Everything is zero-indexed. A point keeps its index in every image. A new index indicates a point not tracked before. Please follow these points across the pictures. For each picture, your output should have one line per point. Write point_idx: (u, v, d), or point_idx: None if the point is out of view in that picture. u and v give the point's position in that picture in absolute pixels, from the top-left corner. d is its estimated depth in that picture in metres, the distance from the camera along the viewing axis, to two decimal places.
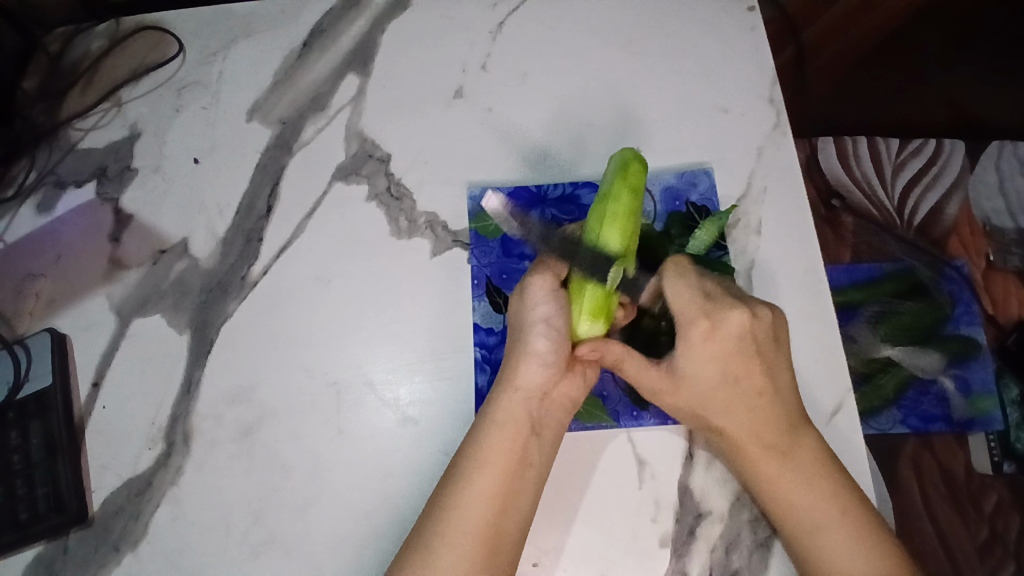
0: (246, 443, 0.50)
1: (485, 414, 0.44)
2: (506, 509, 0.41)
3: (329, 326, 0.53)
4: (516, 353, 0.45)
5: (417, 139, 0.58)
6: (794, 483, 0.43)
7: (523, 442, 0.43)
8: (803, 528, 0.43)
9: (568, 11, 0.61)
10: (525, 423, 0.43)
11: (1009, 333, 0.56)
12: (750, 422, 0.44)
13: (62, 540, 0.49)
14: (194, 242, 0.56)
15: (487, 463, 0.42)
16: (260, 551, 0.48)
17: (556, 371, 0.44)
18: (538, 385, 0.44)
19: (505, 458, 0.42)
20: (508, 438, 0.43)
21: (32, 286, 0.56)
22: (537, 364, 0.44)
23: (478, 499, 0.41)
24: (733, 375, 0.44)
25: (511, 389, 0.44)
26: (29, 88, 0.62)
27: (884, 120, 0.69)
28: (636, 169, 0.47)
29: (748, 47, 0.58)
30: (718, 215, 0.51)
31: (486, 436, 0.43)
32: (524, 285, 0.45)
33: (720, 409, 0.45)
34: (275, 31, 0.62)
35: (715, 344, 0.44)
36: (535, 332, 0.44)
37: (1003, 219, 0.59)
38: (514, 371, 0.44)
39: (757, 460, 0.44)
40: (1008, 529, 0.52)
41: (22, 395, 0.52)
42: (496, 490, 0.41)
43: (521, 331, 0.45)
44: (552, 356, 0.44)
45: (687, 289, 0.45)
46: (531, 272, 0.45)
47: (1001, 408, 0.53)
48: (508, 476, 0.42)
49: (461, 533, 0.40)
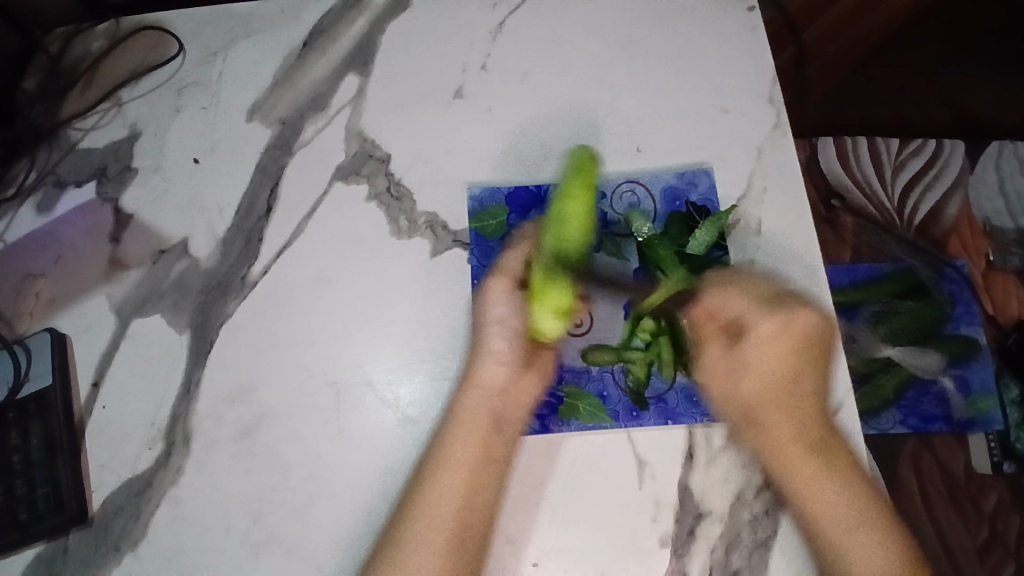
0: (246, 443, 0.50)
1: (452, 414, 0.49)
2: (472, 502, 0.45)
3: (329, 327, 0.53)
4: (476, 354, 0.50)
5: (417, 139, 0.58)
6: (826, 486, 0.45)
7: (483, 437, 0.47)
8: (831, 525, 0.44)
9: (568, 11, 0.61)
10: (485, 421, 0.47)
11: (1008, 333, 0.56)
12: (788, 429, 0.47)
13: (62, 539, 0.49)
14: (194, 242, 0.56)
15: (453, 459, 0.46)
16: (260, 551, 0.48)
17: (512, 370, 0.49)
18: (496, 385, 0.48)
19: (468, 454, 0.46)
20: (473, 435, 0.47)
21: (33, 285, 0.56)
22: (495, 364, 0.49)
23: (445, 492, 0.45)
24: (795, 377, 0.48)
25: (472, 389, 0.49)
26: (29, 88, 0.62)
27: (884, 120, 0.69)
28: (589, 169, 0.52)
29: (748, 47, 0.58)
30: (718, 215, 0.52)
31: (453, 434, 0.47)
32: (484, 287, 0.51)
33: (764, 401, 0.48)
34: (275, 31, 0.62)
35: (783, 340, 0.48)
36: (490, 334, 0.50)
37: (1003, 219, 0.59)
38: (474, 370, 0.49)
39: (795, 465, 0.46)
40: (1008, 528, 0.52)
41: (22, 395, 0.52)
42: (462, 483, 0.45)
43: (481, 331, 0.50)
44: (506, 357, 0.49)
45: (749, 291, 0.50)
46: (490, 277, 0.51)
47: (1001, 408, 0.53)
48: (473, 470, 0.46)
49: (429, 523, 0.44)
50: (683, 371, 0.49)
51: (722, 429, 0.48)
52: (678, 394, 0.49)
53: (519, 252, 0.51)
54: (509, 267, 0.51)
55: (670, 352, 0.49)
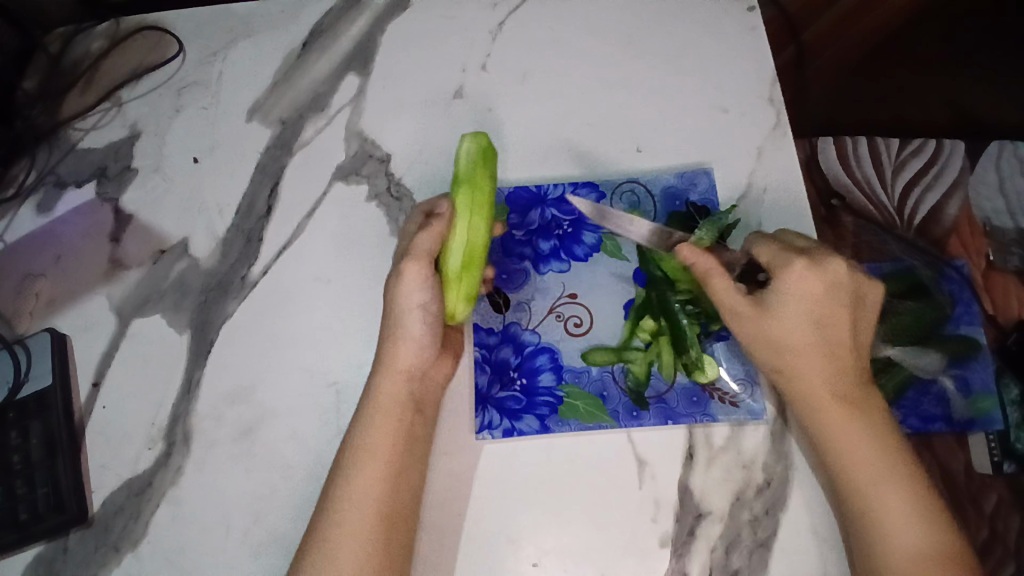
0: (246, 443, 0.50)
1: (367, 399, 0.46)
2: (398, 484, 0.43)
3: (329, 326, 0.53)
4: (392, 337, 0.47)
5: (417, 139, 0.58)
6: (858, 444, 0.42)
7: (407, 421, 0.45)
8: (863, 483, 0.42)
9: (568, 11, 0.61)
10: (402, 402, 0.45)
11: (1009, 333, 0.56)
12: (817, 379, 0.44)
13: (62, 539, 0.49)
14: (194, 242, 0.56)
15: (372, 443, 0.44)
16: (260, 551, 0.48)
17: (429, 353, 0.47)
18: (409, 368, 0.46)
19: (387, 437, 0.44)
20: (392, 417, 0.45)
21: (33, 285, 0.56)
22: (410, 345, 0.46)
23: (367, 477, 0.42)
24: (823, 320, 0.44)
25: (389, 373, 0.46)
26: (29, 88, 0.62)
27: (884, 120, 0.69)
28: (490, 156, 0.50)
29: (747, 46, 0.58)
30: (718, 216, 0.51)
31: (371, 418, 0.45)
32: (401, 272, 0.46)
33: (796, 352, 0.44)
34: (275, 31, 0.62)
35: (815, 287, 0.44)
36: (399, 313, 0.47)
37: (1004, 219, 0.59)
38: (392, 354, 0.46)
39: (825, 422, 0.43)
40: (1008, 529, 0.51)
41: (22, 395, 0.52)
42: (386, 465, 0.43)
43: (395, 315, 0.47)
44: (417, 336, 0.46)
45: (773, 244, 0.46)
46: (407, 259, 0.46)
47: (1001, 408, 0.53)
48: (396, 453, 0.44)
49: (358, 509, 0.41)
50: (684, 371, 0.49)
51: (723, 429, 0.48)
52: (679, 394, 0.49)
53: (432, 233, 0.47)
54: (427, 253, 0.47)
55: (670, 352, 0.50)
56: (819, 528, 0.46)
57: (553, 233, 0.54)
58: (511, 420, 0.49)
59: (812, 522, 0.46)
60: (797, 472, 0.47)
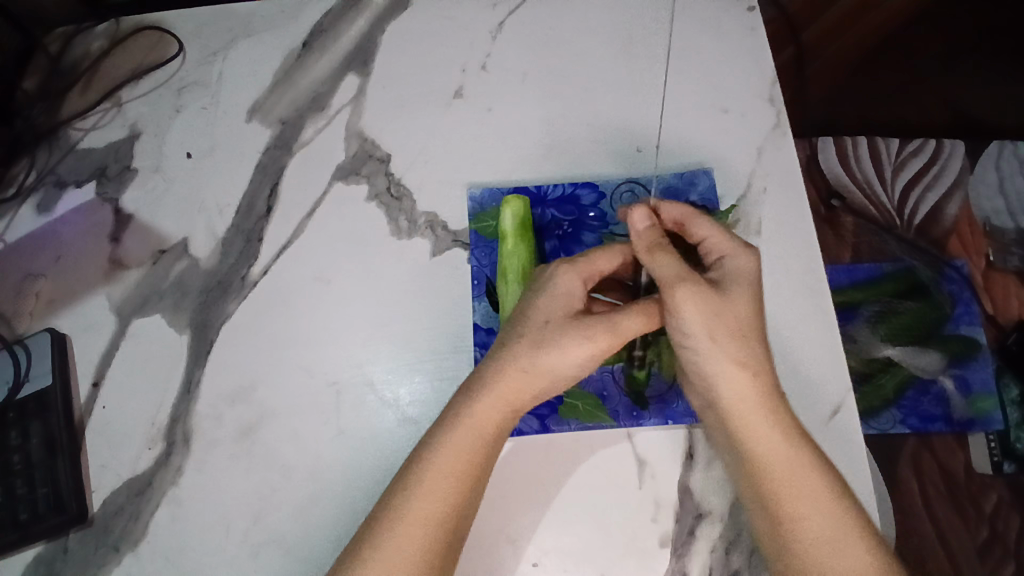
0: (246, 443, 0.50)
1: (459, 417, 0.42)
2: (459, 517, 0.40)
3: (329, 327, 0.53)
4: (516, 364, 0.43)
5: (417, 139, 0.58)
6: (802, 460, 0.41)
7: (487, 450, 0.42)
8: (804, 503, 0.41)
9: (568, 10, 0.61)
10: (491, 432, 0.42)
11: (1009, 333, 0.55)
12: (757, 389, 0.43)
13: (62, 539, 0.49)
14: (194, 242, 0.56)
15: (439, 469, 0.41)
16: (260, 551, 0.48)
17: (541, 384, 0.44)
18: (522, 398, 0.43)
19: (459, 464, 0.41)
20: (472, 442, 0.42)
21: (33, 286, 0.56)
22: (522, 367, 0.43)
23: (425, 505, 0.40)
24: (761, 314, 0.45)
25: (481, 394, 0.43)
26: (29, 88, 0.62)
27: (884, 119, 0.69)
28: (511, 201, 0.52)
29: (748, 46, 0.58)
30: (718, 215, 0.53)
31: (444, 439, 0.42)
32: (594, 331, 0.44)
33: (744, 342, 0.43)
34: (276, 31, 0.62)
35: (754, 277, 0.45)
36: (544, 345, 0.44)
37: (1003, 219, 0.59)
38: (502, 381, 0.43)
39: (764, 431, 0.42)
40: (1008, 528, 0.52)
41: (22, 395, 0.52)
42: (453, 496, 0.40)
43: (545, 348, 0.43)
44: (542, 367, 0.43)
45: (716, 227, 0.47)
46: (612, 329, 0.44)
47: (1001, 408, 0.53)
48: (465, 484, 0.41)
49: (408, 536, 0.39)
50: None
51: None
52: (678, 394, 0.49)
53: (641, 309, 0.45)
54: (627, 328, 0.45)
55: (670, 352, 0.50)
56: None
57: (553, 234, 0.54)
58: None
59: None
60: None
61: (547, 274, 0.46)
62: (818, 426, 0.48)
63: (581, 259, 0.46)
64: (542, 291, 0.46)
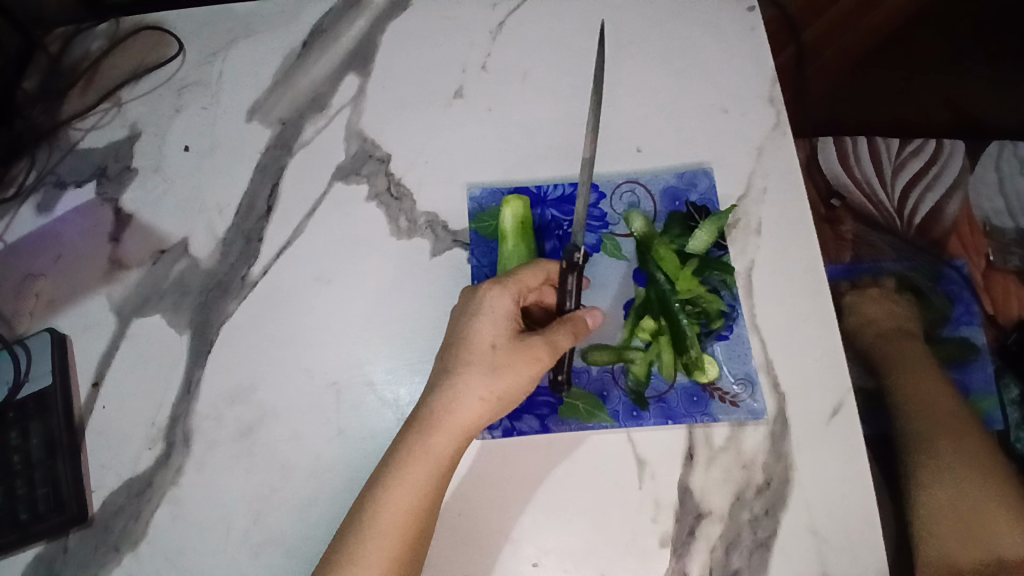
0: (246, 443, 0.50)
1: (414, 447, 0.41)
2: (418, 544, 0.40)
3: (330, 327, 0.53)
4: (463, 395, 0.42)
5: (417, 139, 0.58)
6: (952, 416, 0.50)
7: (441, 478, 0.41)
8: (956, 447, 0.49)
9: (567, 10, 0.61)
10: (447, 462, 0.41)
11: (1009, 333, 0.54)
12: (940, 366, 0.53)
13: (62, 539, 0.49)
14: (194, 242, 0.56)
15: (394, 507, 0.40)
16: (260, 551, 0.47)
17: (489, 412, 0.42)
18: (475, 426, 0.42)
19: (418, 495, 0.40)
20: (426, 478, 0.41)
21: (32, 286, 0.56)
22: (475, 399, 0.42)
23: (381, 545, 0.39)
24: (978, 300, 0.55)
25: (437, 426, 0.41)
26: (28, 88, 0.62)
27: (887, 120, 0.68)
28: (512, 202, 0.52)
29: (747, 46, 0.58)
30: (718, 215, 0.53)
31: (397, 478, 0.40)
32: (533, 349, 0.43)
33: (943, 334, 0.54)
34: (276, 31, 0.62)
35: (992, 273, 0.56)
36: (489, 373, 0.42)
37: (1003, 218, 0.59)
38: (453, 412, 0.42)
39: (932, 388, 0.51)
40: None
41: (22, 395, 0.52)
42: (408, 525, 0.40)
43: (490, 376, 0.42)
44: (495, 397, 0.42)
45: (959, 222, 0.59)
46: (548, 345, 0.44)
47: (1000, 407, 0.51)
48: (421, 512, 0.40)
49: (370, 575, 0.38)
50: (683, 371, 0.50)
51: (723, 429, 0.48)
52: (679, 394, 0.49)
53: (565, 328, 0.45)
54: (558, 343, 0.44)
55: (669, 352, 0.50)
56: (820, 526, 0.46)
57: (553, 233, 0.54)
58: (511, 420, 0.49)
59: (813, 522, 0.46)
60: (797, 472, 0.47)
61: (477, 296, 0.44)
62: (818, 425, 0.48)
63: (510, 279, 0.45)
64: (477, 315, 0.44)
